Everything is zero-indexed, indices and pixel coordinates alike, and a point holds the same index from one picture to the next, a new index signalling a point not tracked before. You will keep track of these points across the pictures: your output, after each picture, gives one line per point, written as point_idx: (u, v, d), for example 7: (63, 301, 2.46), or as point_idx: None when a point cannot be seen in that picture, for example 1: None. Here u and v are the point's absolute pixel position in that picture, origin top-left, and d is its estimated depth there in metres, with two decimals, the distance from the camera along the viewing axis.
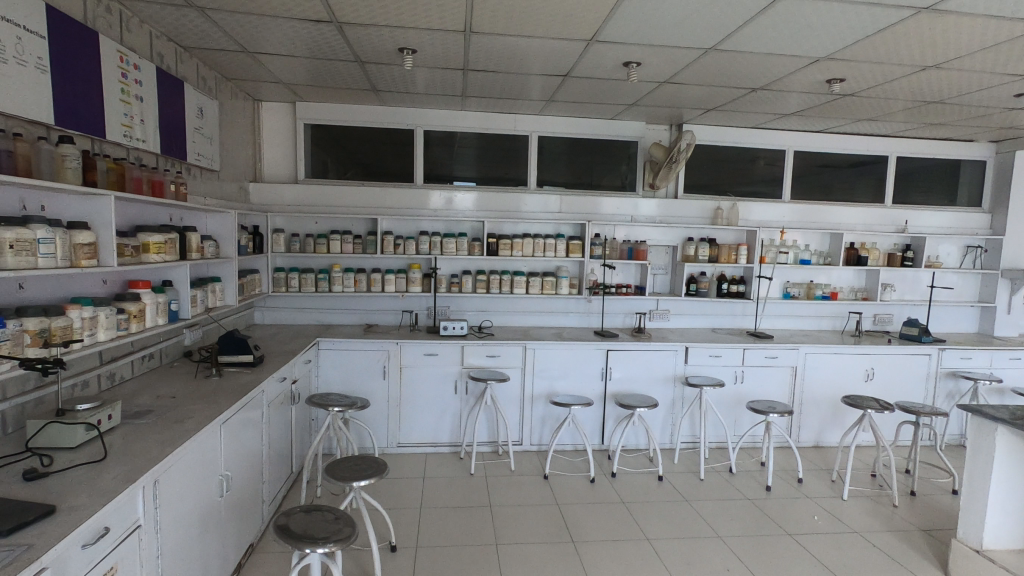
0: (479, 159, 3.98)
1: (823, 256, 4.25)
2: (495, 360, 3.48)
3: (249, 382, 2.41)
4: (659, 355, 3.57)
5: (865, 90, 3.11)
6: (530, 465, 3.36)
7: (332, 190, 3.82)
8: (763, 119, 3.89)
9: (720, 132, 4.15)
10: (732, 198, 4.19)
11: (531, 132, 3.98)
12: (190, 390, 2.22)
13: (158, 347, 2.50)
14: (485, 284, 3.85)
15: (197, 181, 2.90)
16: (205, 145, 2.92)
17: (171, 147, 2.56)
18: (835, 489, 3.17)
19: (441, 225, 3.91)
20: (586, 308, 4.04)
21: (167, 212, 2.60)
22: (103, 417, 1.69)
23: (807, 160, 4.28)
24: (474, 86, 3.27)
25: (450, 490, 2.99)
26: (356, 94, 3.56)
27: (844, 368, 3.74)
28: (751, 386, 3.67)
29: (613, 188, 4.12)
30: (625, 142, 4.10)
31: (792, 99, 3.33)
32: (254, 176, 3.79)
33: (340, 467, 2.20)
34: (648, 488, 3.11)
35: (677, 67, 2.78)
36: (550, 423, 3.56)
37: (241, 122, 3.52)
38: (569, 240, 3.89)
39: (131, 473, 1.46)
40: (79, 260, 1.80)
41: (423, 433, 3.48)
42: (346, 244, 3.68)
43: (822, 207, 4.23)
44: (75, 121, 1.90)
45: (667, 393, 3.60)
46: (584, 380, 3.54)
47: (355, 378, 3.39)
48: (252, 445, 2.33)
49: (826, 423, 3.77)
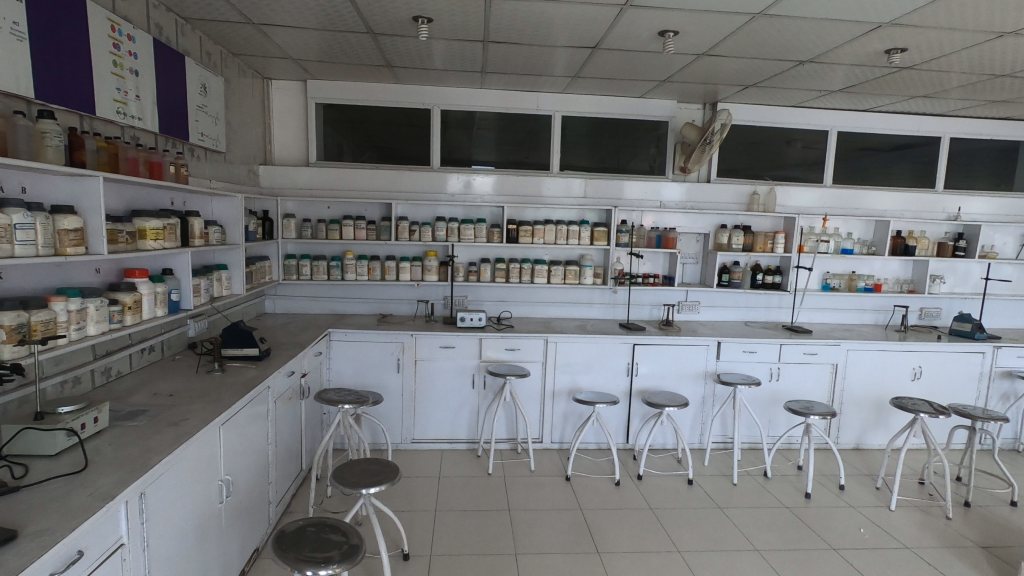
0: (499, 141, 3.77)
1: (867, 245, 3.96)
2: (515, 354, 3.30)
3: (253, 378, 2.26)
4: (689, 350, 3.36)
5: (926, 63, 2.80)
6: (551, 465, 3.19)
7: (345, 172, 3.63)
8: (806, 96, 3.60)
9: (758, 111, 3.87)
10: (770, 183, 3.91)
11: (554, 112, 3.76)
12: (189, 387, 2.06)
13: (159, 340, 2.36)
14: (505, 274, 3.66)
15: (202, 163, 2.74)
16: (209, 124, 2.75)
17: (172, 127, 2.40)
18: (881, 497, 2.94)
19: (459, 211, 3.72)
20: (610, 298, 3.84)
21: (169, 196, 2.47)
22: (88, 421, 1.53)
23: (851, 142, 3.97)
24: (495, 61, 3.06)
25: (468, 492, 2.84)
26: (369, 71, 3.37)
27: (889, 366, 3.49)
28: (787, 384, 3.44)
29: (640, 172, 3.89)
30: (655, 123, 3.85)
31: (840, 73, 3.04)
32: (265, 159, 3.62)
33: (349, 472, 2.05)
34: (677, 493, 2.91)
35: (719, 36, 2.52)
36: (572, 421, 3.37)
37: (250, 102, 3.34)
38: (594, 227, 3.67)
39: (112, 488, 1.31)
40: (64, 248, 1.66)
41: (439, 429, 3.32)
42: (359, 231, 3.51)
43: (865, 193, 3.94)
44: (59, 96, 1.73)
45: (697, 391, 3.39)
46: (608, 376, 3.34)
47: (368, 371, 3.24)
48: (256, 445, 2.20)
49: (868, 424, 3.53)
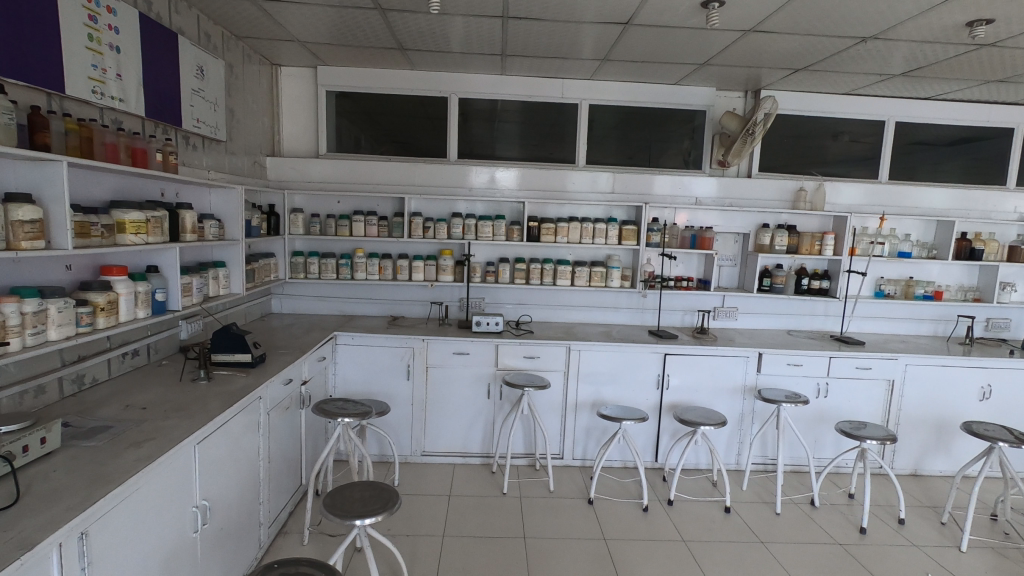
0: (521, 135, 3.52)
1: (927, 248, 3.57)
2: (534, 362, 3.03)
3: (242, 388, 2.05)
4: (727, 361, 3.05)
5: (1013, 39, 2.44)
6: (572, 485, 2.90)
7: (358, 164, 3.40)
8: (862, 81, 3.25)
9: (806, 100, 3.52)
10: (818, 178, 3.56)
11: (581, 100, 3.48)
12: (167, 398, 1.86)
13: (145, 343, 2.17)
14: (525, 274, 3.39)
15: (199, 153, 2.55)
16: (207, 109, 2.55)
17: (161, 112, 2.20)
18: (948, 535, 2.59)
19: (477, 206, 3.46)
20: (639, 303, 3.54)
21: (159, 186, 2.27)
22: (32, 443, 1.33)
23: (909, 133, 3.60)
24: (517, 41, 2.80)
25: (480, 515, 2.59)
26: (382, 56, 3.15)
27: (954, 383, 3.12)
28: (836, 401, 3.10)
29: (673, 167, 3.58)
30: (690, 112, 3.54)
31: (906, 52, 2.69)
32: (273, 150, 3.43)
33: (342, 498, 1.81)
34: (713, 523, 2.60)
35: (771, 7, 2.21)
36: (596, 436, 3.09)
37: (256, 88, 3.15)
38: (622, 225, 3.38)
39: (39, 530, 1.09)
40: (18, 242, 1.46)
41: (451, 441, 3.08)
42: (369, 227, 3.29)
43: (926, 190, 3.56)
44: (17, 70, 1.54)
45: (734, 407, 3.07)
46: (636, 388, 3.06)
47: (376, 378, 3.01)
48: (243, 462, 1.98)
49: (928, 447, 3.17)
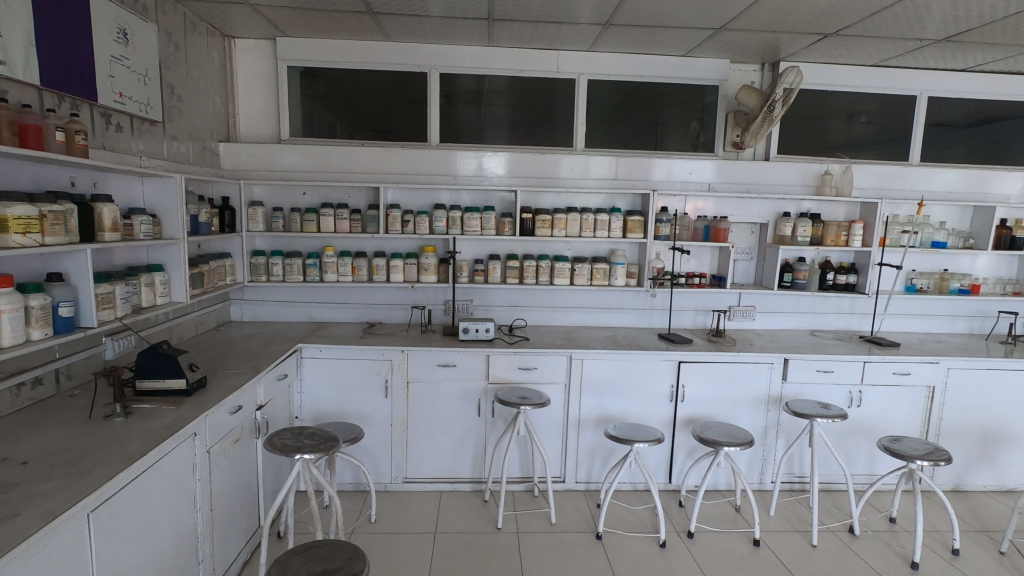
0: (511, 117, 3.12)
1: (962, 237, 3.24)
2: (530, 374, 2.64)
3: (169, 424, 1.64)
4: (749, 368, 2.68)
5: None
6: (576, 516, 2.53)
7: (325, 149, 2.97)
8: (895, 50, 2.88)
9: (829, 72, 3.15)
10: (844, 160, 3.19)
11: (578, 75, 3.09)
12: (63, 445, 1.44)
13: (50, 368, 1.75)
14: (518, 273, 3.00)
15: (127, 136, 2.12)
16: (134, 82, 2.12)
17: (64, 82, 1.78)
18: (1011, 567, 2.24)
19: (463, 197, 3.06)
20: (646, 303, 3.17)
21: (68, 174, 1.85)
22: None
23: (942, 110, 3.24)
24: (505, 2, 2.39)
25: (470, 558, 2.20)
26: (350, 23, 2.72)
27: (1002, 389, 2.77)
28: (871, 411, 2.75)
29: (682, 149, 3.20)
30: (700, 88, 3.16)
31: (954, 10, 2.32)
32: (228, 135, 3.00)
33: (294, 567, 1.39)
34: (742, 560, 2.24)
35: None
36: (602, 457, 2.72)
37: (203, 62, 2.72)
38: (627, 216, 2.99)
39: None
40: None
41: (436, 466, 2.69)
42: (340, 221, 2.88)
43: (962, 172, 3.19)
44: None
45: (758, 420, 2.71)
46: (646, 402, 2.68)
47: (349, 395, 2.61)
48: (173, 518, 1.58)
49: (971, 460, 2.83)
